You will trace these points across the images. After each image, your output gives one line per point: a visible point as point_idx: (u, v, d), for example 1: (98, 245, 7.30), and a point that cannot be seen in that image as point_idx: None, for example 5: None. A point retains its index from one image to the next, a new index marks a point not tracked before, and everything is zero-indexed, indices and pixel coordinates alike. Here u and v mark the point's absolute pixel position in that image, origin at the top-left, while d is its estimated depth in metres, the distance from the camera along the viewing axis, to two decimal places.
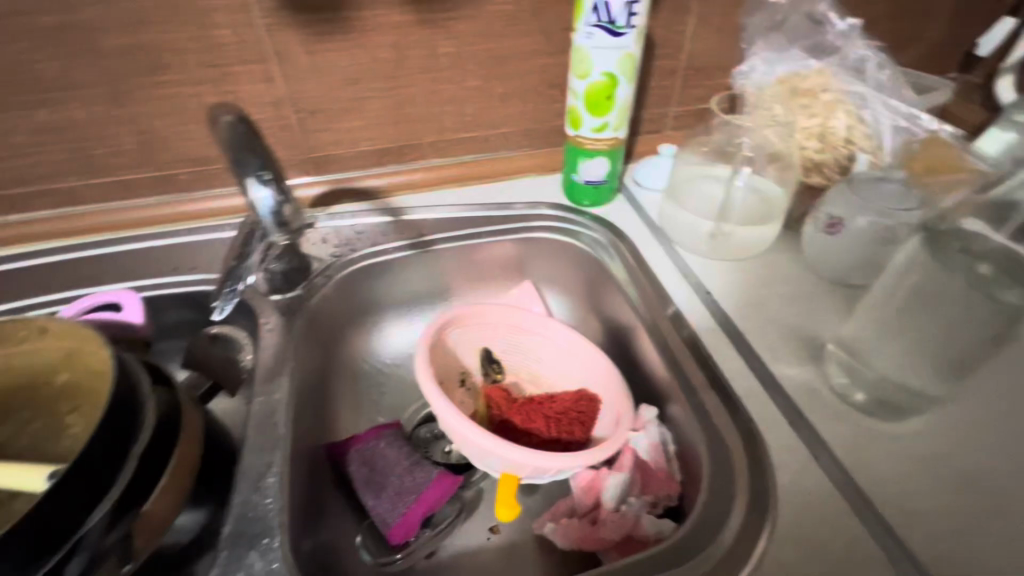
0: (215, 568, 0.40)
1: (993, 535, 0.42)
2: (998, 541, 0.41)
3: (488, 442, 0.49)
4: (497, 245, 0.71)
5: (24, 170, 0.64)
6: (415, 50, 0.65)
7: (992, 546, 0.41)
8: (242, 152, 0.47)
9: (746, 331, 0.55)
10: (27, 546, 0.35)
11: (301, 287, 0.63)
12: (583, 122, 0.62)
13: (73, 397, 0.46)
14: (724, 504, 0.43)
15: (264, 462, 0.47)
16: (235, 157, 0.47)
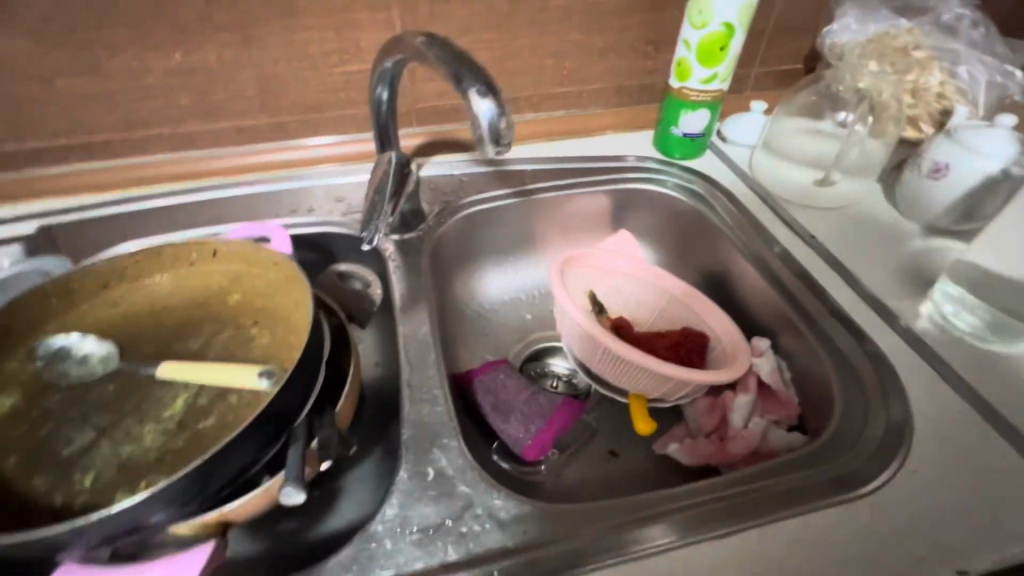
0: (405, 463, 0.43)
1: None
2: None
3: (631, 351, 0.55)
4: (592, 196, 0.74)
5: (150, 112, 0.66)
6: (528, 3, 0.67)
7: None
8: (461, 69, 0.39)
9: (855, 271, 0.60)
10: (258, 435, 0.37)
11: (418, 230, 0.66)
12: (692, 73, 0.66)
13: (248, 312, 0.48)
14: (862, 411, 0.47)
15: (427, 376, 0.50)
16: (455, 71, 0.39)
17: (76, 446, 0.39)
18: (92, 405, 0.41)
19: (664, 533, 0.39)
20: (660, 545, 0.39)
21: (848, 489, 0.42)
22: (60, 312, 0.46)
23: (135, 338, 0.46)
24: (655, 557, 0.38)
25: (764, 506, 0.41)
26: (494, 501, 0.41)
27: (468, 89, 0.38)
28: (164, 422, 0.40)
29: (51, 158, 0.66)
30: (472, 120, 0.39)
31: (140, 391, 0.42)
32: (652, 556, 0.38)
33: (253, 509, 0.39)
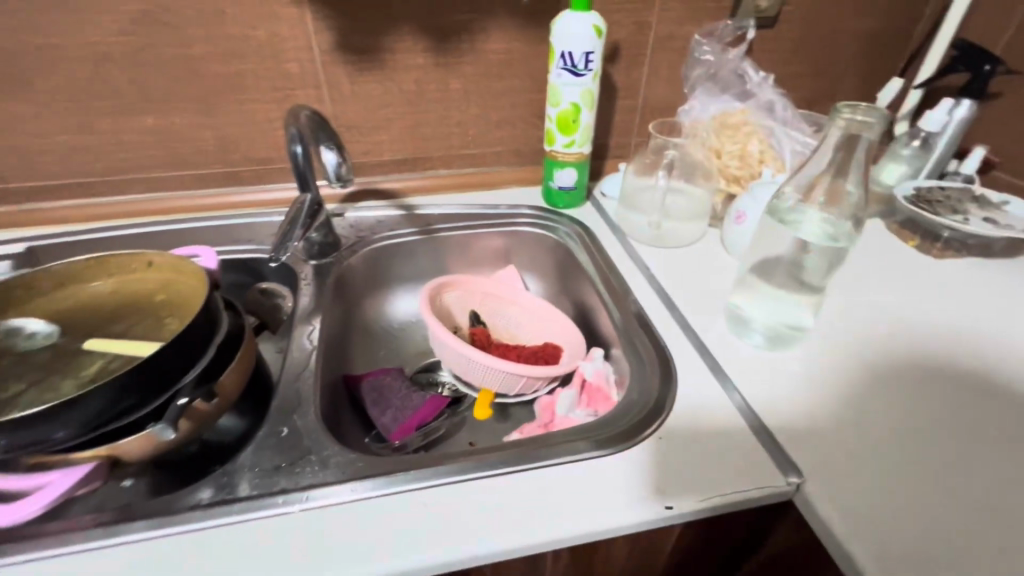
0: (266, 425, 0.55)
1: (834, 417, 0.57)
2: (836, 420, 0.57)
3: (483, 357, 0.67)
4: (489, 237, 0.89)
5: (128, 161, 0.83)
6: (432, 85, 0.86)
7: (833, 423, 0.57)
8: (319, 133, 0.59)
9: (675, 296, 0.73)
10: (144, 384, 0.50)
11: (331, 257, 0.81)
12: (556, 139, 0.82)
13: (169, 308, 0.62)
14: (644, 395, 0.59)
15: (304, 363, 0.63)
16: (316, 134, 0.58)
17: (11, 391, 0.51)
18: (26, 365, 0.54)
19: (586, 445, 0.53)
20: (584, 450, 0.53)
21: (632, 437, 0.54)
22: (24, 301, 0.60)
23: (73, 322, 0.60)
24: (581, 461, 0.52)
25: (625, 436, 0.54)
26: (328, 448, 0.53)
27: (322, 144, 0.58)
28: (80, 379, 0.53)
29: (46, 195, 0.84)
30: (323, 166, 0.58)
31: (68, 358, 0.55)
32: (563, 465, 0.52)
33: (135, 449, 0.50)
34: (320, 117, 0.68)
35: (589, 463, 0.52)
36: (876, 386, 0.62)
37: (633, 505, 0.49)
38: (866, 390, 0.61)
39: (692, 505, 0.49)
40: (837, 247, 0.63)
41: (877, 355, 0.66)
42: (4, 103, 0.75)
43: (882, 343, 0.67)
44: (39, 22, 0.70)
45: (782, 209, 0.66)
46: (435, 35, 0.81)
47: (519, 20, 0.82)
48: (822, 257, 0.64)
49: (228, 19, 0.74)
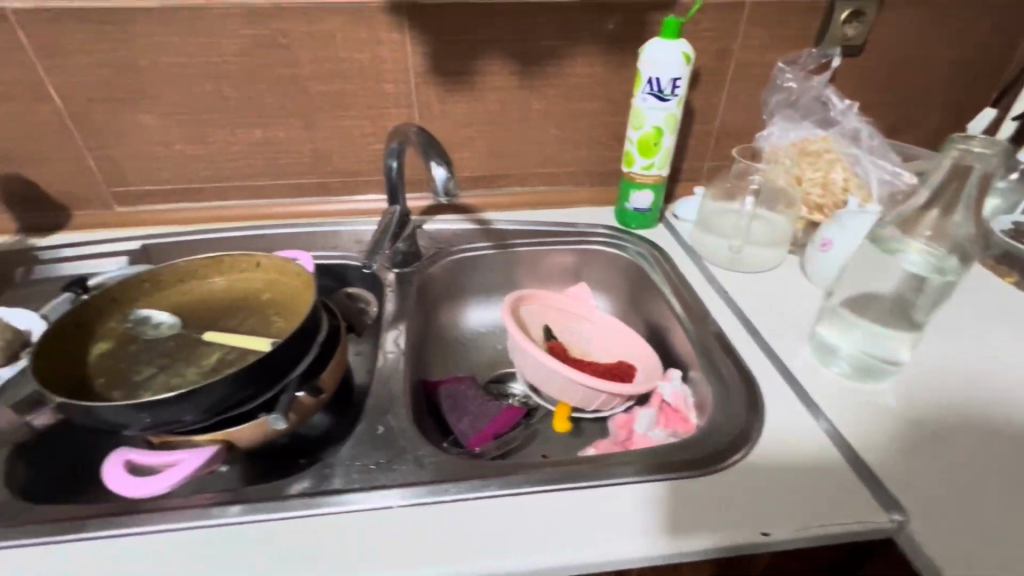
0: (363, 422, 0.58)
1: (934, 456, 0.55)
2: (936, 459, 0.55)
3: (562, 369, 0.68)
4: (561, 255, 0.91)
5: (234, 169, 0.90)
6: (515, 106, 0.90)
7: (933, 462, 0.55)
8: (427, 148, 0.59)
9: (756, 320, 0.73)
10: (260, 377, 0.54)
11: (413, 266, 0.84)
12: (635, 162, 0.84)
13: (275, 306, 0.67)
14: (731, 419, 0.59)
15: (394, 367, 0.66)
16: (425, 150, 0.59)
17: (143, 374, 0.56)
18: (153, 353, 0.59)
19: (674, 465, 0.54)
20: (672, 470, 0.53)
21: (720, 460, 0.54)
22: (149, 295, 0.65)
23: (190, 315, 0.65)
24: (670, 480, 0.53)
25: (714, 459, 0.54)
26: (423, 451, 0.55)
27: (433, 159, 0.58)
28: (201, 367, 0.57)
29: (160, 198, 0.92)
30: (432, 180, 0.57)
31: (188, 347, 0.60)
32: (650, 483, 0.52)
33: (246, 436, 0.54)
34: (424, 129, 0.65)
35: (638, 486, 0.52)
36: (977, 425, 0.59)
37: (650, 539, 0.48)
38: (968, 431, 0.58)
39: (704, 545, 0.48)
40: (942, 281, 0.65)
41: (976, 395, 0.63)
42: (134, 114, 0.84)
43: (982, 383, 0.64)
44: (173, 43, 0.78)
45: (886, 239, 0.67)
46: (523, 60, 0.85)
47: (604, 46, 0.85)
48: (928, 293, 0.65)
49: (336, 43, 0.80)
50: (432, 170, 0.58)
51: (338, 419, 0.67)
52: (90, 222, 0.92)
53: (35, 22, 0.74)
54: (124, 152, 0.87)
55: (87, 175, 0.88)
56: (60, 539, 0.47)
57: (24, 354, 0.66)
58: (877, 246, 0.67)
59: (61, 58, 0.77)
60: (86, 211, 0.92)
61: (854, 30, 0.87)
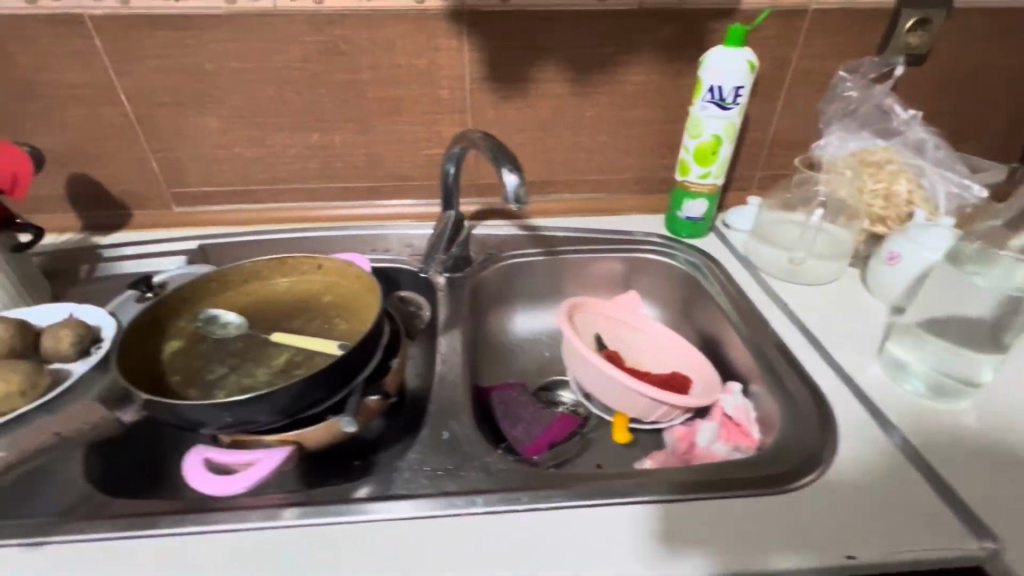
0: (428, 427, 0.59)
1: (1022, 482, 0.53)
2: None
3: (625, 378, 0.67)
4: (610, 262, 0.91)
5: (289, 173, 0.92)
6: (568, 113, 0.89)
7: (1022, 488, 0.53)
8: (498, 155, 0.59)
9: (820, 334, 0.71)
10: (332, 380, 0.54)
11: (464, 271, 0.84)
12: (691, 170, 0.82)
13: (337, 308, 0.68)
14: (802, 437, 0.58)
15: (453, 372, 0.66)
16: (496, 157, 0.58)
17: (216, 373, 0.58)
18: (224, 352, 0.60)
19: (748, 482, 0.53)
20: (746, 486, 0.52)
21: (795, 479, 0.53)
22: (216, 295, 0.67)
23: (255, 315, 0.66)
24: (745, 497, 0.51)
25: (789, 477, 0.53)
26: (492, 462, 0.55)
27: (503, 166, 0.57)
28: (271, 368, 0.58)
29: (216, 199, 0.94)
30: (502, 187, 0.57)
31: (257, 347, 0.61)
32: (724, 499, 0.51)
33: (316, 438, 0.55)
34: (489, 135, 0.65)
35: (648, 507, 0.51)
36: None
37: (640, 565, 0.47)
38: None
39: (692, 573, 0.46)
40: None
41: None
42: (197, 118, 0.86)
43: None
44: (239, 49, 0.79)
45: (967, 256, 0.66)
46: (578, 67, 0.85)
47: (661, 54, 0.85)
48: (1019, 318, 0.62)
49: (395, 49, 0.81)
50: (502, 177, 0.58)
51: (395, 422, 0.68)
52: (149, 221, 0.95)
53: (111, 28, 0.77)
54: (186, 154, 0.89)
55: (149, 176, 0.91)
56: (138, 534, 0.48)
57: (94, 350, 0.68)
58: (955, 268, 0.65)
59: (133, 63, 0.80)
60: (146, 210, 0.95)
61: (919, 39, 0.85)
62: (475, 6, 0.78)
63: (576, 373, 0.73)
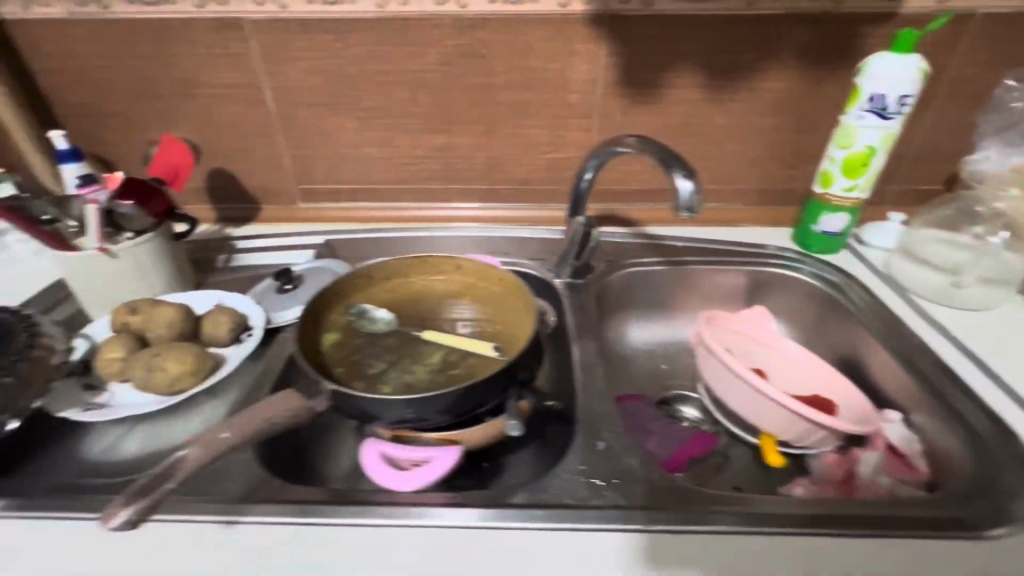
0: (581, 438, 0.58)
1: None
2: None
3: (784, 401, 0.63)
4: (733, 276, 0.87)
5: (412, 173, 0.94)
6: (698, 119, 0.87)
7: None
8: (669, 160, 0.58)
9: (996, 366, 0.65)
10: (498, 383, 0.54)
11: (585, 278, 0.83)
12: (836, 181, 0.78)
13: (480, 310, 0.68)
14: (995, 479, 0.53)
15: (593, 380, 0.65)
16: (668, 160, 0.57)
17: (376, 368, 0.59)
18: (379, 348, 0.61)
19: (942, 525, 0.49)
20: (941, 529, 0.49)
21: (994, 525, 0.49)
22: (363, 291, 0.69)
23: (401, 312, 0.67)
24: (942, 541, 0.48)
25: (988, 522, 0.49)
26: (655, 479, 0.54)
27: (676, 172, 0.56)
28: (429, 366, 0.59)
29: (340, 196, 0.97)
30: (674, 193, 0.56)
31: (411, 345, 0.62)
32: (917, 540, 0.48)
33: (474, 439, 0.56)
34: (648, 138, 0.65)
35: (831, 540, 0.48)
36: None
37: None
38: None
39: None
40: None
41: None
42: (333, 118, 0.89)
43: None
44: (382, 52, 0.82)
45: None
46: (715, 73, 0.82)
47: (806, 60, 0.81)
48: None
49: (532, 54, 0.81)
50: (675, 182, 0.56)
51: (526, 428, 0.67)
52: (277, 215, 0.99)
53: (267, 32, 0.81)
54: (317, 152, 0.92)
55: (281, 172, 0.95)
56: (318, 521, 0.49)
57: (245, 336, 0.71)
58: None
59: (282, 65, 0.84)
60: (274, 205, 0.99)
61: None
62: (617, 10, 0.78)
63: (720, 388, 0.71)
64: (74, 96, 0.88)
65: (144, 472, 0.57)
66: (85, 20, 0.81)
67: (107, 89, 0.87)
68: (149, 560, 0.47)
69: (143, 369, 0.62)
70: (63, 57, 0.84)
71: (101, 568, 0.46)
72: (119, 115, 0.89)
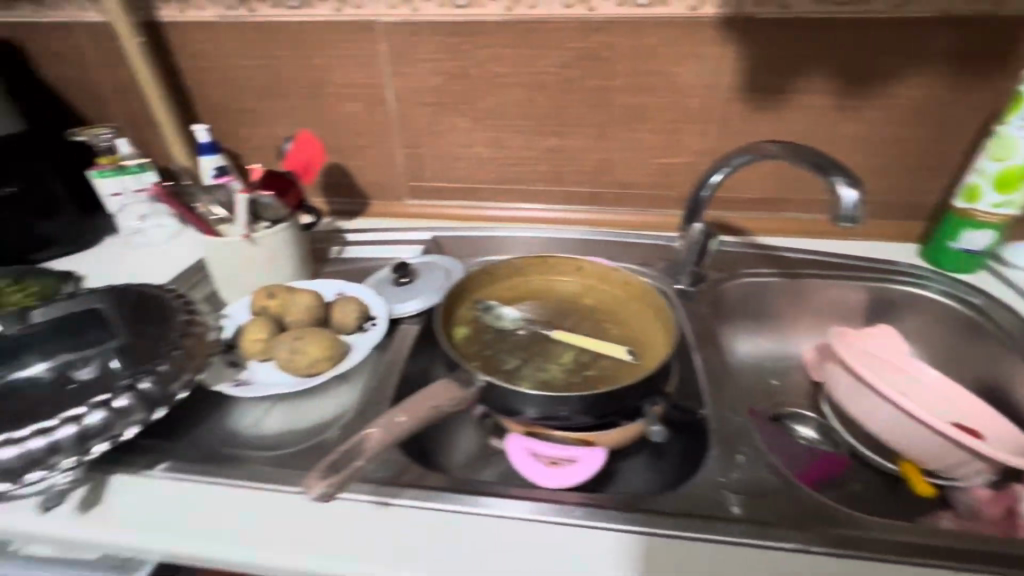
0: (716, 448, 0.56)
1: None
2: None
3: (942, 426, 0.60)
4: (854, 291, 0.83)
5: (518, 174, 0.95)
6: (823, 127, 0.83)
7: None
8: (829, 167, 0.60)
9: None
10: (643, 387, 0.54)
11: (698, 286, 0.81)
12: (984, 197, 0.73)
13: (605, 310, 0.68)
14: None
15: (721, 391, 0.63)
16: (829, 169, 0.60)
17: (512, 364, 0.60)
18: (510, 345, 0.62)
19: None
20: None
21: None
22: (487, 287, 0.70)
23: (525, 309, 0.68)
24: None
25: None
26: (814, 505, 0.52)
27: (838, 180, 0.58)
28: (563, 365, 0.60)
29: (445, 195, 1.00)
30: (835, 201, 0.58)
31: (541, 343, 0.63)
32: None
33: (609, 442, 0.55)
34: (790, 143, 0.66)
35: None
36: None
37: None
38: None
39: None
40: None
41: None
42: (448, 118, 0.91)
43: None
44: (504, 54, 0.83)
45: None
46: (849, 79, 0.79)
47: (954, 66, 0.76)
48: None
49: (655, 57, 0.81)
50: (836, 191, 0.58)
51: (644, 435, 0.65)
52: (383, 210, 1.02)
53: (398, 34, 0.84)
54: (430, 151, 0.95)
55: (392, 169, 0.98)
56: (462, 511, 0.50)
57: (369, 326, 0.73)
58: None
59: (408, 67, 0.87)
60: (382, 201, 1.02)
61: None
62: (750, 12, 0.76)
63: (863, 408, 0.68)
64: (214, 93, 0.94)
65: (300, 446, 0.59)
66: (233, 23, 0.87)
67: (243, 86, 0.93)
68: (312, 534, 0.49)
69: (285, 351, 0.65)
70: (208, 57, 0.91)
71: (267, 536, 0.49)
72: (250, 112, 0.95)
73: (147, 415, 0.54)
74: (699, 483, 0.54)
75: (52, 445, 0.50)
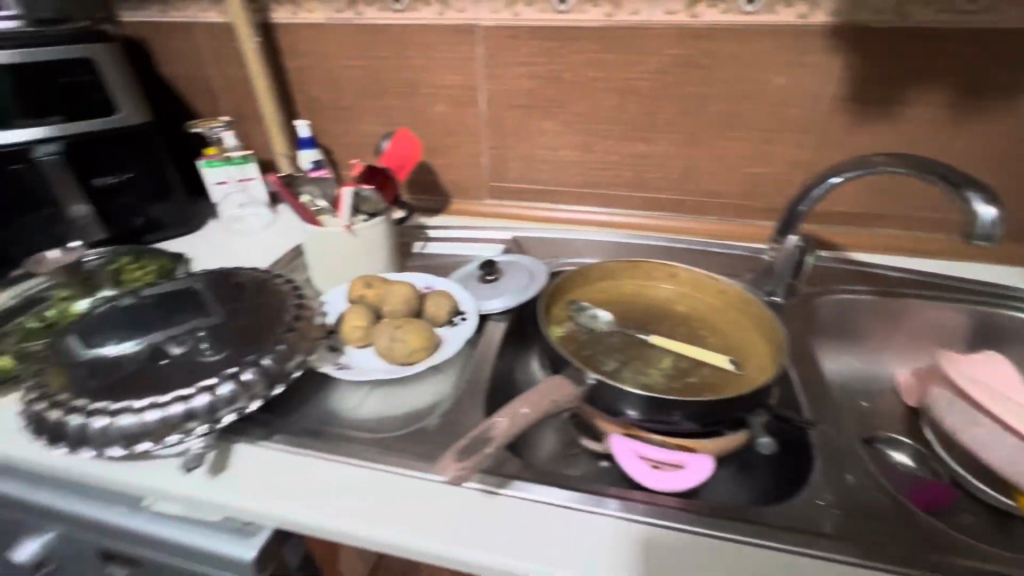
0: (821, 466, 0.56)
1: None
2: None
3: None
4: (957, 315, 0.79)
5: (602, 178, 0.95)
6: (933, 141, 0.79)
7: None
8: (962, 182, 0.58)
9: None
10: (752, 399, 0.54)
11: (789, 300, 0.80)
12: None
13: (699, 320, 0.68)
14: None
15: (823, 411, 0.63)
16: (962, 182, 0.57)
17: (610, 365, 0.61)
18: (606, 347, 0.63)
19: None
20: None
21: None
22: (581, 288, 0.71)
23: (618, 312, 0.69)
24: None
25: None
26: (939, 532, 0.50)
27: (973, 195, 0.56)
28: (663, 371, 0.60)
29: (526, 196, 1.01)
30: (968, 217, 0.56)
31: (638, 348, 0.63)
32: None
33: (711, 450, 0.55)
34: (908, 155, 0.63)
35: None
36: None
37: None
38: None
39: None
40: None
41: None
42: (537, 121, 0.93)
43: None
44: (601, 58, 0.84)
45: None
46: (966, 91, 0.75)
47: None
48: None
49: (756, 64, 0.80)
50: (971, 206, 0.56)
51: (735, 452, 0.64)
52: (463, 209, 1.05)
53: (497, 38, 0.86)
54: (516, 152, 0.97)
55: (477, 169, 1.01)
56: (565, 506, 0.51)
57: (459, 320, 0.75)
58: None
59: (504, 69, 0.89)
60: (463, 200, 1.05)
61: None
62: (864, 21, 0.74)
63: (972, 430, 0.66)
64: (315, 91, 1.00)
65: (401, 432, 0.62)
66: (340, 25, 0.92)
67: (343, 85, 0.98)
68: (424, 515, 0.51)
69: (386, 339, 0.68)
70: (313, 57, 0.96)
71: (378, 513, 0.51)
72: (346, 109, 1.00)
73: (268, 391, 0.58)
74: (812, 501, 0.53)
75: (189, 411, 0.54)
